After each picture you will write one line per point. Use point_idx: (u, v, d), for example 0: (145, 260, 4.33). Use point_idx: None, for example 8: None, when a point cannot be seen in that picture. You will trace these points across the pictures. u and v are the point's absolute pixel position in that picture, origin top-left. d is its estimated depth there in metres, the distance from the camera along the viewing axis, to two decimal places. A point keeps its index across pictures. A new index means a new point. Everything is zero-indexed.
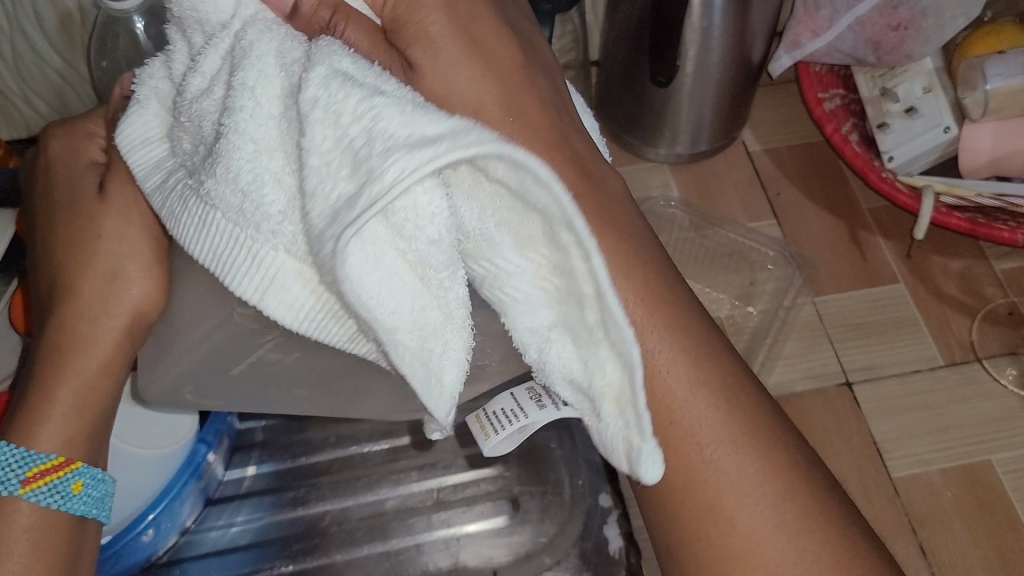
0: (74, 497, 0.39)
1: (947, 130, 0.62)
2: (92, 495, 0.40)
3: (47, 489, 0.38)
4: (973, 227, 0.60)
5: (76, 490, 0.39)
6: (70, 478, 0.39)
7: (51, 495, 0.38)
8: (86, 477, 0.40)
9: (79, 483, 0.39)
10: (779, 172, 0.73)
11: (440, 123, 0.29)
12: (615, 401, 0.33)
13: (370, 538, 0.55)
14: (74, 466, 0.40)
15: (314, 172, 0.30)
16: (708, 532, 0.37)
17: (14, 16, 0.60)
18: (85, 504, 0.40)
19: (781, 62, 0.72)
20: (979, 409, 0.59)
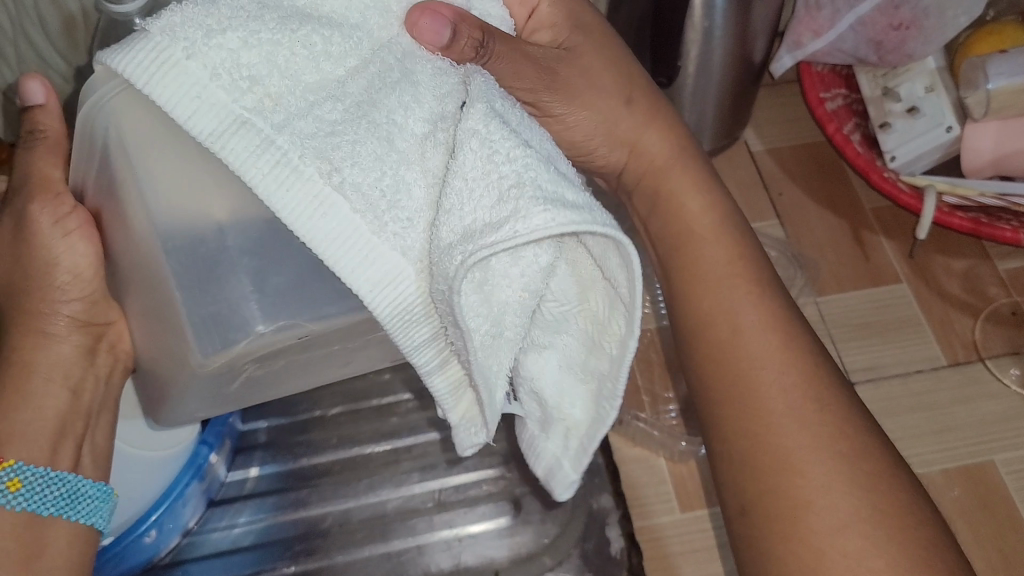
0: (9, 495, 0.38)
1: (950, 129, 0.62)
2: (42, 493, 0.40)
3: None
4: (976, 227, 0.59)
5: (13, 488, 0.39)
6: (6, 474, 0.39)
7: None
8: (28, 475, 0.39)
9: (16, 480, 0.39)
10: (781, 172, 0.73)
11: (579, 194, 0.32)
12: (568, 433, 0.39)
13: (372, 539, 0.56)
14: (11, 462, 0.39)
15: (462, 215, 0.32)
16: (782, 521, 0.36)
17: (18, 19, 0.60)
18: (30, 502, 0.39)
19: (783, 62, 0.71)
20: (982, 409, 0.59)
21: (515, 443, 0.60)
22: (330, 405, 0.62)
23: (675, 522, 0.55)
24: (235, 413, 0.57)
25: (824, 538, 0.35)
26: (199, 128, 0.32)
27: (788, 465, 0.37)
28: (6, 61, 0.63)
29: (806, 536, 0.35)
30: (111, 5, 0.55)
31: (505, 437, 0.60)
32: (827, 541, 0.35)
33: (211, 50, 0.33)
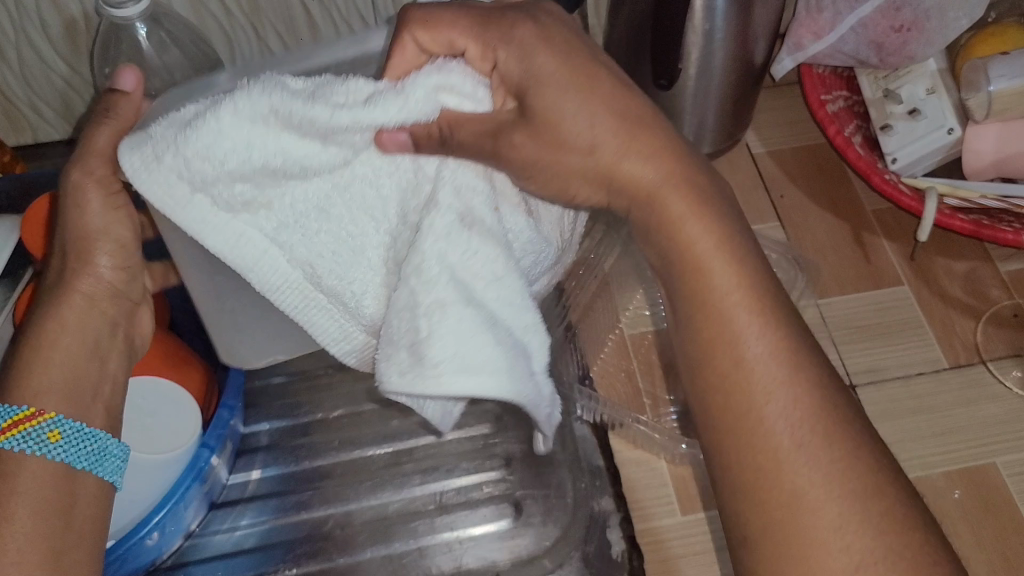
0: (50, 446, 0.39)
1: (951, 131, 0.62)
2: (77, 447, 0.41)
3: (23, 436, 0.39)
4: (977, 229, 0.59)
5: (53, 439, 0.40)
6: (47, 426, 0.40)
7: (28, 443, 0.39)
8: (67, 429, 0.40)
9: (55, 433, 0.40)
10: (782, 174, 0.73)
11: (494, 347, 0.40)
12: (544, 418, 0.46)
13: (373, 542, 0.56)
14: (52, 415, 0.40)
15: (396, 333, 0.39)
16: (777, 530, 0.35)
17: (20, 24, 0.60)
18: (66, 454, 0.40)
19: (784, 64, 0.71)
20: (983, 411, 0.59)
21: (517, 446, 0.60)
22: (332, 407, 0.62)
23: (677, 525, 0.56)
24: (237, 417, 0.57)
25: (824, 537, 0.34)
26: (209, 243, 0.38)
27: (777, 467, 0.36)
28: (9, 65, 0.63)
29: (807, 541, 0.34)
30: (114, 10, 0.55)
31: (506, 439, 0.60)
32: (813, 538, 0.34)
33: (212, 181, 0.37)
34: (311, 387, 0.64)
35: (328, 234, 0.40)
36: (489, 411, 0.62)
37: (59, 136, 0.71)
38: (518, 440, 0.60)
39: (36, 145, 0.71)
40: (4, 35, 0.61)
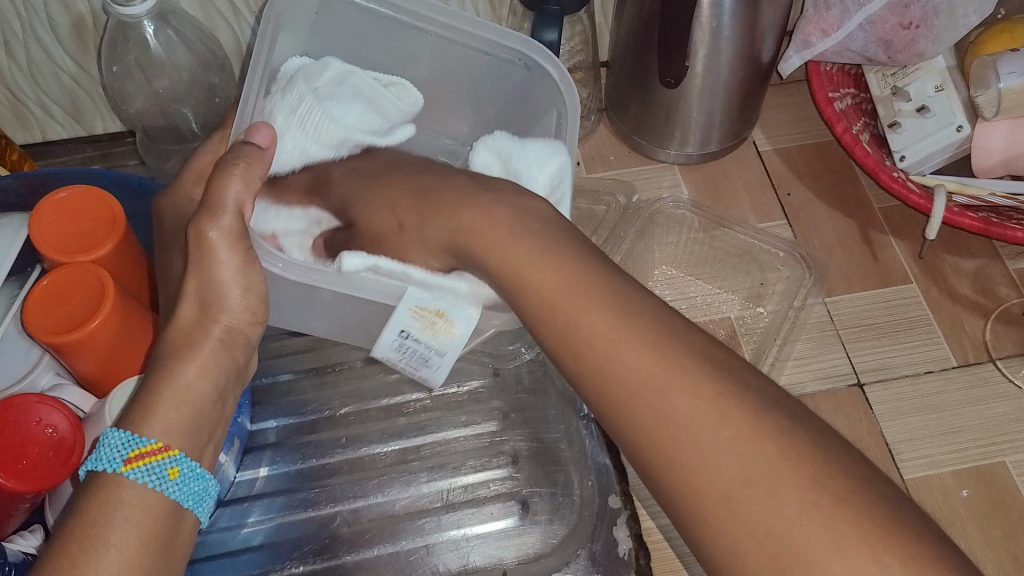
0: (170, 482, 0.40)
1: (960, 128, 0.62)
2: (187, 485, 0.41)
3: (148, 470, 0.39)
4: (986, 226, 0.59)
5: (172, 475, 0.40)
6: (168, 462, 0.40)
7: (149, 476, 0.39)
8: (184, 467, 0.41)
9: (175, 469, 0.40)
10: (790, 172, 0.73)
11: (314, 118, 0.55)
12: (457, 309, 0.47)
13: (380, 539, 0.56)
14: (174, 452, 0.40)
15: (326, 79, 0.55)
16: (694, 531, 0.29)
17: (27, 23, 0.61)
18: (178, 491, 0.40)
19: (791, 61, 0.70)
20: (992, 410, 0.59)
21: (524, 444, 0.60)
22: (340, 404, 0.63)
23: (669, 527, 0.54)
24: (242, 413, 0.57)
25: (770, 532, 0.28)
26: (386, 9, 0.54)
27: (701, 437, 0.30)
28: (16, 64, 0.63)
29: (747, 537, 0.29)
30: (122, 8, 0.55)
31: (512, 437, 0.60)
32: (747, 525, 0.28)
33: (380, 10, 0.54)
34: (318, 385, 0.64)
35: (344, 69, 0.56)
36: (495, 409, 0.62)
37: (66, 134, 0.72)
38: (525, 438, 0.60)
39: (44, 143, 0.71)
40: (10, 32, 0.61)
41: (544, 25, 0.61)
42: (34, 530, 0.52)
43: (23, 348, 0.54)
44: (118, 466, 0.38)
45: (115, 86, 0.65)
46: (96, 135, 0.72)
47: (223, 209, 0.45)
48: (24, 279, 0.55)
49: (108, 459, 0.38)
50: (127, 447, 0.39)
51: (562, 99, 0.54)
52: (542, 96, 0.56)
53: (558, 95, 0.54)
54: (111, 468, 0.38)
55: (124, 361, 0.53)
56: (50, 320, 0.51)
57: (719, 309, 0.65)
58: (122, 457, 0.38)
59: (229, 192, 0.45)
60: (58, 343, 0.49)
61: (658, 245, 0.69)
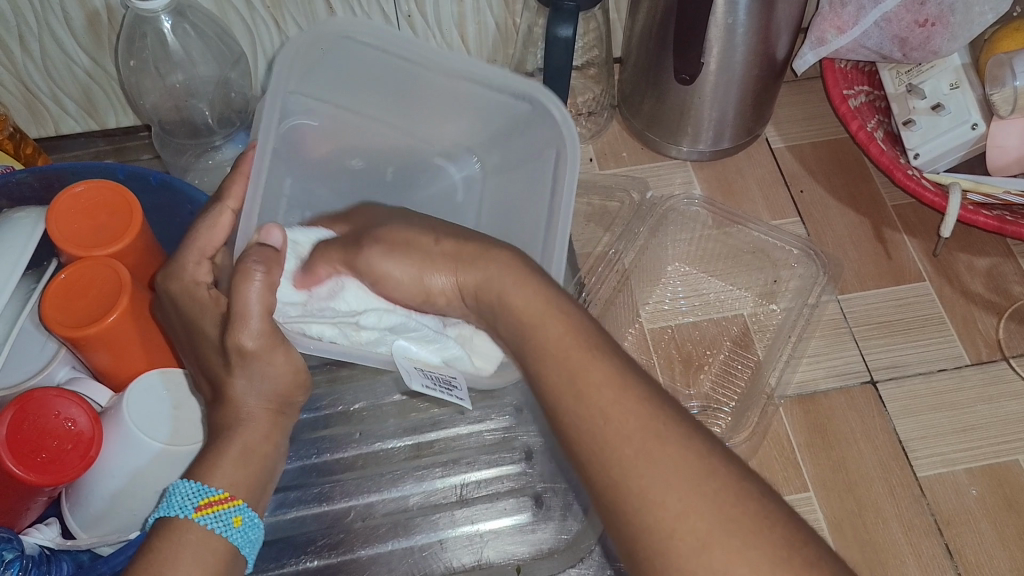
0: (233, 530, 0.41)
1: (976, 127, 0.62)
2: (248, 532, 0.42)
3: (214, 517, 0.41)
4: (1002, 225, 0.59)
5: (236, 523, 0.41)
6: (233, 511, 0.41)
7: (217, 522, 0.41)
8: (247, 514, 0.42)
9: (238, 517, 0.41)
10: (802, 170, 0.73)
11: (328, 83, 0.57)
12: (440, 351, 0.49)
13: (395, 534, 0.56)
14: (239, 501, 0.42)
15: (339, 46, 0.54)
16: None
17: (43, 17, 0.61)
18: (240, 538, 0.41)
19: (806, 59, 0.70)
20: (1005, 408, 0.59)
21: (537, 439, 0.60)
22: (353, 400, 0.63)
23: None
24: None
25: None
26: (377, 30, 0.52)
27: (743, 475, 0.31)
28: (30, 57, 0.63)
29: None
30: (138, 3, 0.55)
31: (526, 432, 0.60)
32: None
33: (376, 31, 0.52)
34: (331, 381, 0.64)
35: (357, 54, 0.55)
36: (509, 405, 0.62)
37: (80, 129, 0.72)
38: (537, 433, 0.60)
39: (57, 136, 0.72)
40: (26, 26, 0.61)
41: (558, 21, 0.61)
42: (51, 523, 0.52)
43: (40, 343, 0.54)
44: (188, 512, 0.40)
45: (131, 81, 0.65)
46: (109, 130, 0.73)
47: (252, 314, 0.43)
48: (40, 272, 0.56)
49: (179, 506, 0.41)
50: (197, 495, 0.41)
51: (560, 139, 0.52)
52: (542, 133, 0.54)
53: (559, 132, 0.52)
54: (181, 514, 0.40)
55: (139, 356, 0.53)
56: (68, 315, 0.51)
57: (729, 307, 0.66)
58: (192, 504, 0.41)
59: (255, 298, 0.43)
60: (76, 338, 0.50)
61: (671, 242, 0.69)
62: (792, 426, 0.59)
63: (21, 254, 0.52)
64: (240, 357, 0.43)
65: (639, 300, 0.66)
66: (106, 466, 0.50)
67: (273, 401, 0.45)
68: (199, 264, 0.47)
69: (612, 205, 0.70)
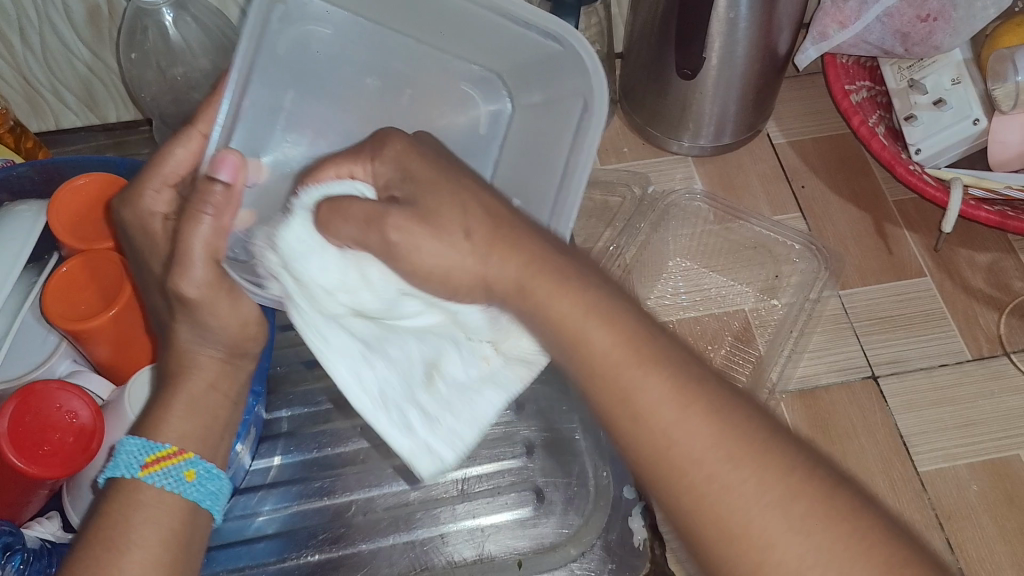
0: (186, 485, 0.41)
1: (977, 122, 0.62)
2: (205, 486, 0.42)
3: (164, 473, 0.40)
4: (1003, 220, 0.59)
5: (189, 478, 0.41)
6: (184, 465, 0.41)
7: (166, 479, 0.40)
8: (201, 468, 0.42)
9: (191, 472, 0.41)
10: (803, 165, 0.73)
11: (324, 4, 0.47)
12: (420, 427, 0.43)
13: (396, 529, 0.56)
14: (189, 455, 0.42)
15: None
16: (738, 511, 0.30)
17: (44, 10, 0.60)
18: (196, 493, 0.41)
19: (808, 54, 0.70)
20: (1007, 403, 0.59)
21: (537, 434, 0.60)
22: None
23: None
24: (263, 404, 0.58)
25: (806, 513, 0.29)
26: None
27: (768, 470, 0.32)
28: (30, 50, 0.63)
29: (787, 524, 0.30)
30: None
31: (527, 427, 0.60)
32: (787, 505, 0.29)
33: None
34: (333, 375, 0.64)
35: None
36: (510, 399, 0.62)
37: (80, 122, 0.72)
38: (538, 428, 0.60)
39: (57, 130, 0.71)
40: (26, 19, 0.61)
41: (561, 16, 0.61)
42: (52, 516, 0.52)
43: (42, 336, 0.54)
44: (135, 471, 0.40)
45: (131, 74, 0.65)
46: (109, 124, 0.73)
47: (195, 261, 0.41)
48: (41, 265, 0.56)
49: (126, 465, 0.40)
50: (143, 452, 0.40)
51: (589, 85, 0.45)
52: (565, 69, 0.47)
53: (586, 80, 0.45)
54: (129, 473, 0.40)
55: (138, 349, 0.53)
56: (69, 308, 0.51)
57: (730, 302, 0.66)
58: (139, 463, 0.40)
59: (200, 242, 0.42)
60: (75, 331, 0.49)
61: (672, 237, 0.69)
62: (793, 421, 0.59)
63: (22, 246, 0.52)
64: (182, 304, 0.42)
65: (640, 294, 0.66)
66: (103, 460, 0.50)
67: (225, 353, 0.44)
68: (160, 190, 0.46)
69: (613, 200, 0.70)
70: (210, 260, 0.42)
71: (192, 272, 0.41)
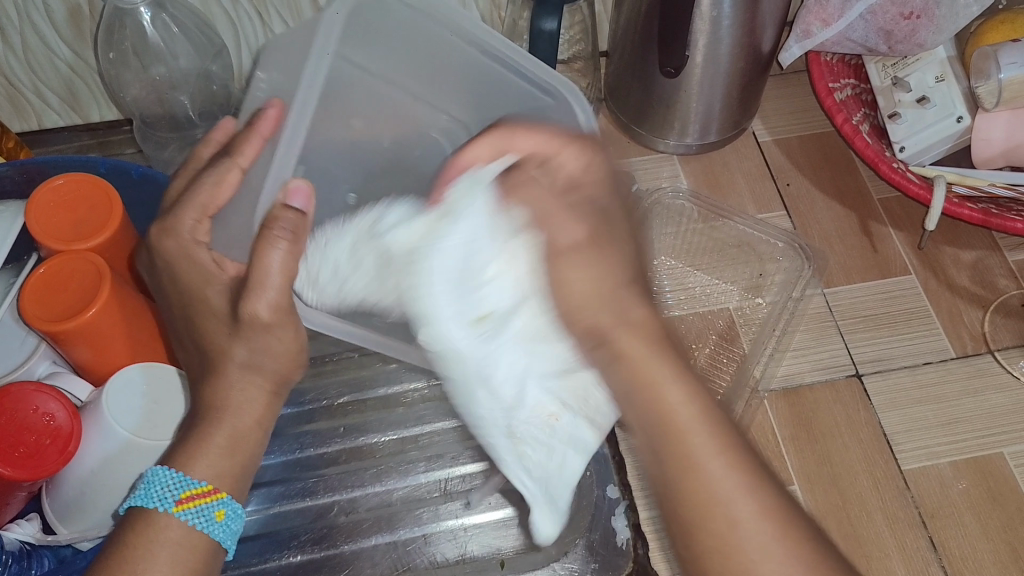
0: (216, 526, 0.41)
1: (960, 120, 0.62)
2: (230, 525, 0.42)
3: (197, 512, 0.40)
4: (986, 218, 0.59)
5: (219, 518, 0.41)
6: (216, 506, 0.41)
7: (199, 518, 0.40)
8: (230, 508, 0.42)
9: (221, 512, 0.41)
10: (789, 163, 0.73)
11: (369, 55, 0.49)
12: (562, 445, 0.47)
13: (378, 529, 0.56)
14: (222, 495, 0.41)
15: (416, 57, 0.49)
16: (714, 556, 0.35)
17: (24, 9, 0.60)
18: (221, 533, 0.41)
19: (792, 52, 0.70)
20: (991, 401, 0.59)
21: None
22: (338, 394, 0.63)
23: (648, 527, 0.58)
24: None
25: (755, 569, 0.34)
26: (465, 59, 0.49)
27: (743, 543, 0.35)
28: (12, 50, 0.63)
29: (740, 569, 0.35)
30: None
31: None
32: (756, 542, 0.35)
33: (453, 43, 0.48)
34: (317, 375, 0.64)
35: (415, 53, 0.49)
36: None
37: (62, 122, 0.71)
38: None
39: (41, 130, 0.71)
40: (7, 18, 0.60)
41: (543, 14, 0.61)
42: (30, 520, 0.51)
43: (20, 339, 0.54)
44: (168, 505, 0.40)
45: (111, 74, 0.65)
46: (92, 124, 0.72)
47: (268, 283, 0.40)
48: (20, 266, 0.55)
49: (158, 498, 0.40)
50: (179, 488, 0.40)
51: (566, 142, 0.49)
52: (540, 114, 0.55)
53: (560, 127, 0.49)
54: (162, 507, 0.40)
55: (117, 351, 0.53)
56: (45, 309, 0.50)
57: (714, 303, 0.65)
58: (174, 498, 0.40)
59: (276, 264, 0.40)
60: (55, 332, 0.49)
61: (657, 236, 0.68)
62: (776, 419, 0.59)
63: None
64: (248, 326, 0.41)
65: None
66: (83, 461, 0.50)
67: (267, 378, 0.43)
68: (200, 219, 0.44)
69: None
70: (284, 285, 0.40)
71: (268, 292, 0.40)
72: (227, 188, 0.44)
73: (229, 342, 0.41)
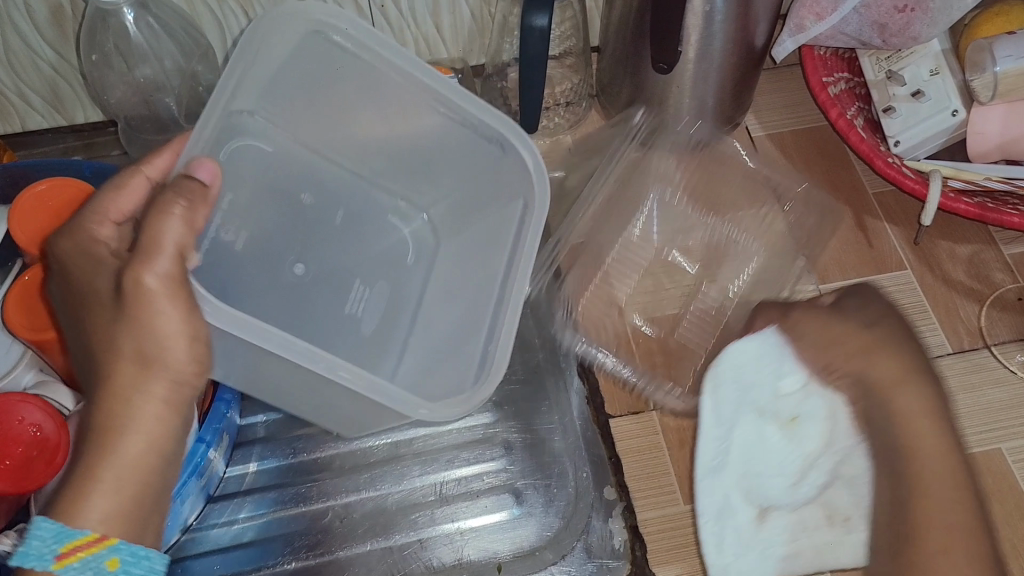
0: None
1: (955, 113, 0.62)
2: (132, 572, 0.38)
3: (81, 565, 0.36)
4: (982, 213, 0.58)
5: (112, 567, 0.37)
6: (106, 554, 0.37)
7: (84, 571, 0.36)
8: (126, 553, 0.37)
9: (114, 559, 0.37)
10: (783, 158, 0.72)
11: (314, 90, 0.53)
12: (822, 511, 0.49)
13: (374, 534, 0.55)
14: (113, 540, 0.37)
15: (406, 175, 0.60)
16: None
17: (5, 11, 0.59)
18: None
19: (785, 46, 0.69)
20: (989, 396, 0.58)
21: (517, 436, 0.59)
22: None
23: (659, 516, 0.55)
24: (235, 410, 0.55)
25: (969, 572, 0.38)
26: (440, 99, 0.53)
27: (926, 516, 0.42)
28: None
29: None
30: None
31: (506, 429, 0.60)
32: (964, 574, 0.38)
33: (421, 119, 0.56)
34: None
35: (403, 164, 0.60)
36: (489, 401, 0.61)
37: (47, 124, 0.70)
38: (517, 429, 0.60)
39: (25, 133, 0.70)
40: None
41: (534, 10, 0.60)
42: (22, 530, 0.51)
43: (6, 346, 0.53)
44: (48, 562, 0.36)
45: (96, 76, 0.64)
46: (78, 125, 0.71)
47: (161, 252, 0.38)
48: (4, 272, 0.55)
49: (36, 555, 0.36)
50: (56, 539, 0.36)
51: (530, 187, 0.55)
52: (510, 178, 0.56)
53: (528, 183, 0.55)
54: (40, 564, 0.36)
55: None
56: (32, 317, 0.50)
57: (679, 282, 0.66)
58: (51, 554, 0.36)
59: (168, 235, 0.39)
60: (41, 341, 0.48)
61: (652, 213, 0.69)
62: None
63: None
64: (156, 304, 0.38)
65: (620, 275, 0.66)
66: None
67: None
68: (103, 224, 0.43)
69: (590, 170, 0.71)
70: (176, 255, 0.39)
71: (156, 264, 0.38)
72: (131, 196, 0.45)
73: (113, 325, 0.38)
